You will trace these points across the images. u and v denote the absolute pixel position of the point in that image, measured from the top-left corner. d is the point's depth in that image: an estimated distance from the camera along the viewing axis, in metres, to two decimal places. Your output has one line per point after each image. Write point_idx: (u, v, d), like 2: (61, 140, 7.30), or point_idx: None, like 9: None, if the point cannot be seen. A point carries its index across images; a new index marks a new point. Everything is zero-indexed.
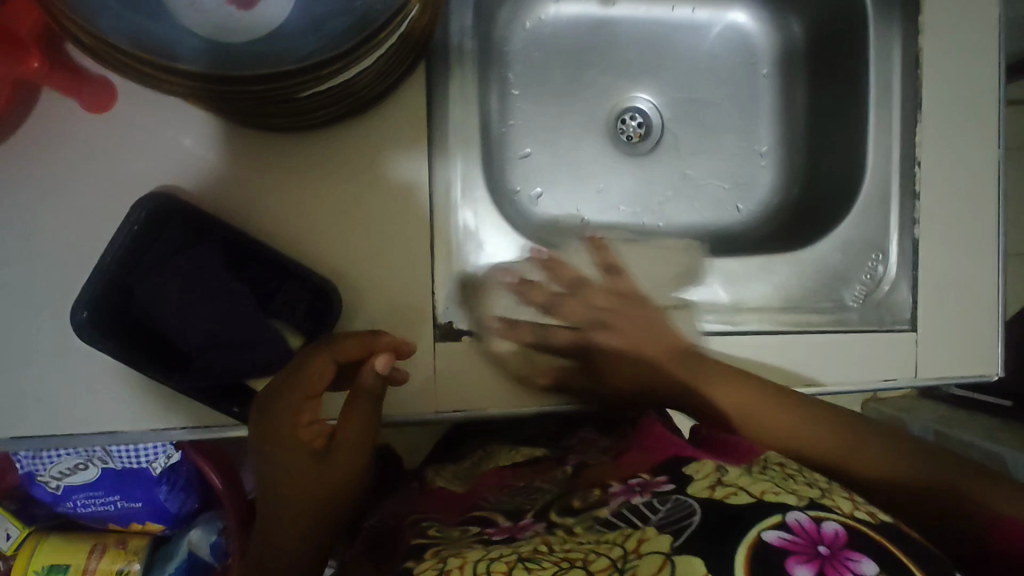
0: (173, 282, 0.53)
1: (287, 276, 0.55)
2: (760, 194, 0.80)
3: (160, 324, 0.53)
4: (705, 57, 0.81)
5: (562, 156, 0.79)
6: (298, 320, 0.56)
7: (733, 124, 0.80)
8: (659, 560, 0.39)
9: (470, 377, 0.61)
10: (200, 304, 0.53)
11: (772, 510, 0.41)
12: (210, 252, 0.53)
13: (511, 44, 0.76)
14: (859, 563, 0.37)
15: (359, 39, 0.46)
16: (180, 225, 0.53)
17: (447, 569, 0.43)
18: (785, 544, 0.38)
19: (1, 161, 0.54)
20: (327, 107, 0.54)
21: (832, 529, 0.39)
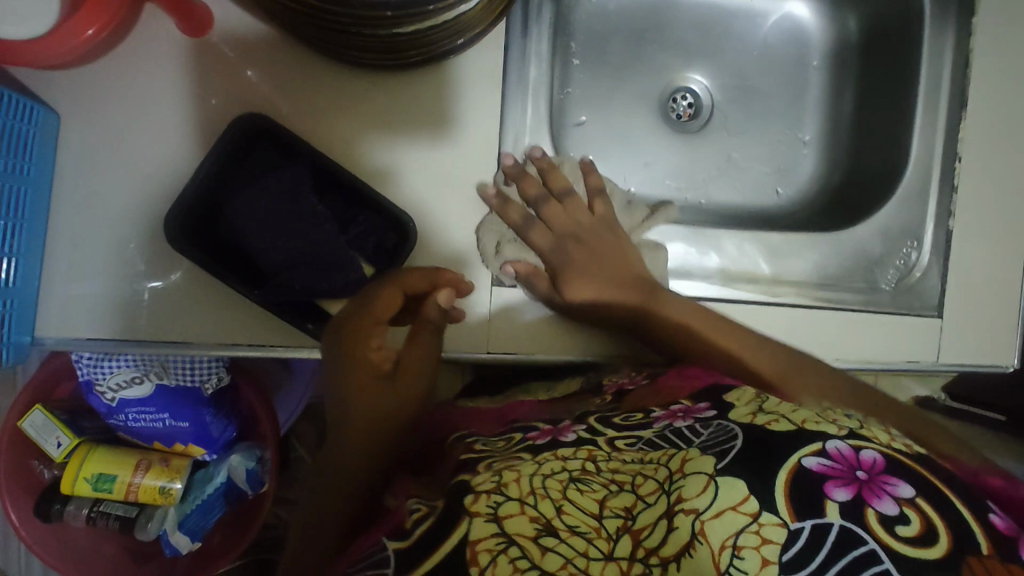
0: (262, 201, 0.58)
1: (364, 206, 0.60)
2: (801, 181, 0.83)
3: (247, 240, 0.58)
4: (758, 45, 0.84)
5: (614, 127, 0.82)
6: (369, 251, 0.61)
7: (781, 112, 0.84)
8: (704, 480, 0.42)
9: (523, 321, 0.63)
10: (285, 225, 0.58)
11: (815, 438, 0.44)
12: (299, 173, 0.59)
13: (576, 14, 0.78)
14: (895, 488, 0.40)
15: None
16: (271, 146, 0.59)
17: (504, 483, 0.45)
18: (825, 469, 0.41)
19: (103, 76, 0.57)
20: (423, 48, 0.56)
21: (871, 457, 0.42)
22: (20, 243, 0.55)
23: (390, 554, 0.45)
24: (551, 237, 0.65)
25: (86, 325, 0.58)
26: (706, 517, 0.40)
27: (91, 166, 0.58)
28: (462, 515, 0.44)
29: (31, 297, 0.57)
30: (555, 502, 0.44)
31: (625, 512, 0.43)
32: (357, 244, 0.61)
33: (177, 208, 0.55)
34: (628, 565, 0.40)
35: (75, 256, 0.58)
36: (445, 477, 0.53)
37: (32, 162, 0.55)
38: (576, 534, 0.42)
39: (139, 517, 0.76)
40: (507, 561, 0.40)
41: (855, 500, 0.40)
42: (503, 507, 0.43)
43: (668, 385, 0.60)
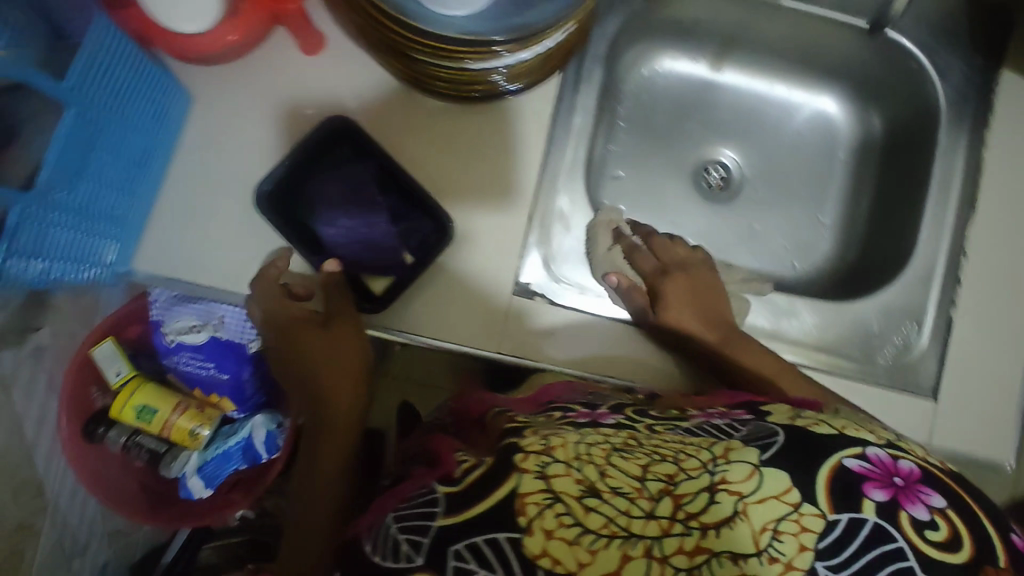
0: (334, 186, 0.72)
1: (414, 206, 0.71)
2: (817, 257, 0.89)
3: (315, 220, 0.72)
4: (790, 132, 0.93)
5: (648, 184, 0.91)
6: (412, 247, 0.71)
7: (805, 194, 0.91)
8: (749, 469, 0.44)
9: (536, 332, 0.70)
10: (350, 210, 0.72)
11: (854, 442, 0.46)
12: (369, 168, 0.72)
13: (627, 83, 0.89)
14: (928, 496, 0.43)
15: (531, 31, 0.57)
16: (349, 145, 0.71)
17: (551, 446, 0.49)
18: (866, 472, 0.44)
19: (231, 74, 0.71)
20: (484, 84, 0.68)
21: (908, 467, 0.44)
22: (142, 191, 0.68)
23: (440, 496, 0.49)
24: (655, 265, 0.76)
25: (177, 269, 0.70)
26: (750, 500, 0.43)
27: (206, 141, 0.71)
28: (513, 470, 0.47)
29: (138, 237, 0.69)
30: (599, 466, 0.47)
31: (668, 478, 0.46)
32: (403, 238, 0.71)
33: (268, 177, 0.68)
34: (669, 524, 0.44)
35: (177, 210, 0.70)
36: (493, 440, 0.56)
37: (166, 128, 0.68)
38: (619, 494, 0.45)
39: (166, 454, 0.86)
40: (553, 515, 0.44)
41: (891, 503, 0.43)
42: (551, 467, 0.47)
43: (713, 400, 0.60)
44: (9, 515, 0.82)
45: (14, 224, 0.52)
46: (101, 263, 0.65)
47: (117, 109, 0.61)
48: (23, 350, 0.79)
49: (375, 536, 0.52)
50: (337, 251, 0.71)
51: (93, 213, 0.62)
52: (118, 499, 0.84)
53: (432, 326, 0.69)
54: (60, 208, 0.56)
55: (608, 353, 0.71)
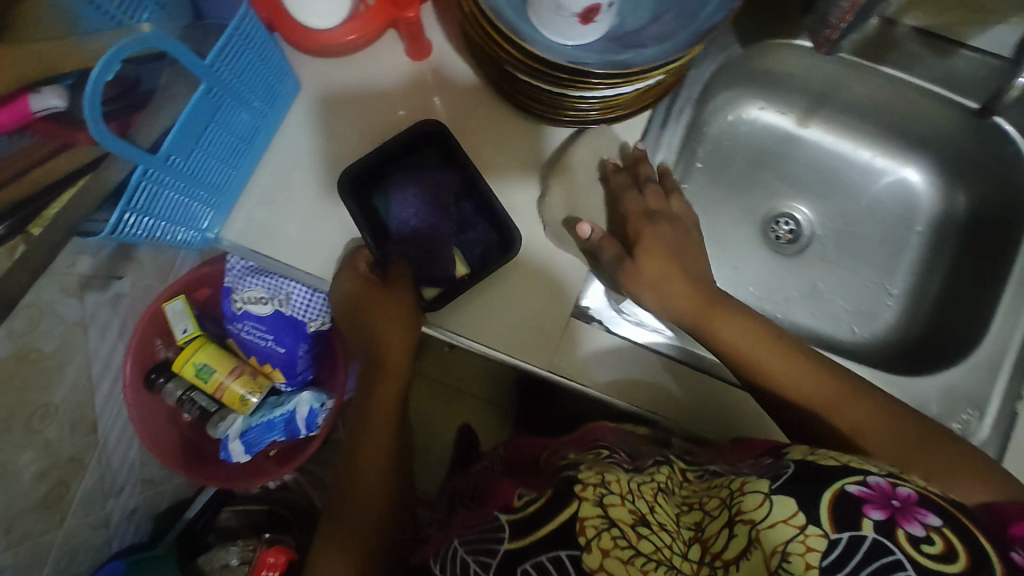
0: (412, 186, 0.75)
1: (485, 217, 0.74)
2: (879, 326, 0.87)
3: (387, 210, 0.75)
4: (868, 198, 0.92)
5: (716, 227, 0.92)
6: (474, 256, 0.75)
7: (874, 262, 0.90)
8: (761, 498, 0.49)
9: (588, 358, 0.72)
10: (426, 211, 0.75)
11: (856, 472, 0.50)
12: (451, 174, 0.74)
13: (711, 127, 0.90)
14: (924, 516, 0.47)
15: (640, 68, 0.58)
16: (438, 148, 0.75)
17: (607, 480, 0.55)
18: (863, 494, 0.48)
19: (339, 68, 0.75)
20: (579, 112, 0.71)
21: (906, 491, 0.48)
22: (244, 164, 0.72)
23: (505, 524, 0.55)
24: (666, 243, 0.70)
25: (260, 242, 0.74)
26: (762, 527, 0.47)
27: (305, 128, 0.75)
28: (573, 497, 0.53)
29: (233, 206, 0.73)
30: (648, 503, 0.54)
31: (697, 526, 0.53)
32: (467, 246, 0.75)
33: (351, 166, 0.71)
34: (697, 566, 0.49)
35: (268, 187, 0.74)
36: (547, 475, 0.62)
37: (275, 109, 0.72)
38: (662, 530, 0.51)
39: (215, 414, 0.91)
40: (609, 537, 0.49)
41: (888, 521, 0.46)
42: (607, 497, 0.52)
43: (739, 453, 0.65)
44: (64, 446, 0.88)
45: None
46: (196, 227, 0.70)
47: (238, 85, 0.65)
48: (104, 295, 0.86)
49: (442, 558, 0.59)
50: (400, 243, 0.75)
51: (199, 179, 0.66)
52: (163, 450, 0.89)
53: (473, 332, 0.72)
54: (174, 172, 0.61)
55: (655, 390, 0.72)
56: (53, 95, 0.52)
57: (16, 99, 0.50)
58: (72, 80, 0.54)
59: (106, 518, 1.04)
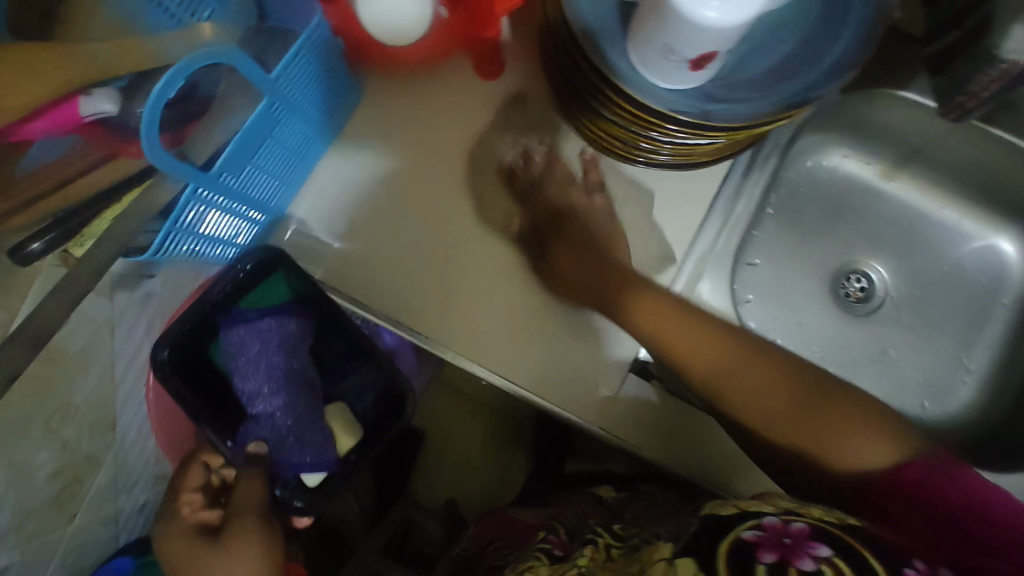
0: (254, 345, 0.77)
1: (365, 363, 0.84)
2: (953, 406, 0.82)
3: (231, 374, 0.78)
4: (952, 263, 0.85)
5: (783, 280, 0.85)
6: (365, 403, 0.85)
7: (950, 332, 0.84)
8: (661, 564, 0.45)
9: (644, 413, 0.66)
10: (277, 376, 0.79)
11: (752, 517, 0.47)
12: (304, 322, 0.78)
13: (788, 171, 0.84)
14: (815, 549, 0.43)
15: (727, 125, 0.52)
16: (284, 292, 0.75)
17: None
18: (757, 539, 0.44)
19: (405, 87, 0.71)
20: (657, 157, 0.65)
21: (799, 526, 0.45)
22: (292, 181, 0.68)
23: None
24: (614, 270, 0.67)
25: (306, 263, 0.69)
26: None
27: (365, 143, 0.71)
28: None
29: (275, 221, 0.71)
30: None
31: None
32: (355, 395, 0.85)
33: (166, 345, 0.72)
34: None
35: (320, 204, 0.70)
36: None
37: (327, 124, 0.67)
38: None
39: None
40: None
41: (781, 564, 0.42)
42: None
43: (676, 511, 0.62)
44: (81, 445, 0.84)
45: (185, 200, 0.53)
46: (233, 243, 0.66)
47: (299, 100, 0.60)
48: (133, 294, 0.82)
49: None
50: (260, 419, 0.79)
51: (249, 198, 0.61)
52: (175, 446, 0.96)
53: (459, 344, 0.68)
54: (224, 191, 0.56)
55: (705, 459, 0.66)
56: (104, 99, 0.48)
57: (67, 101, 0.47)
58: (125, 82, 0.50)
59: (115, 514, 0.99)
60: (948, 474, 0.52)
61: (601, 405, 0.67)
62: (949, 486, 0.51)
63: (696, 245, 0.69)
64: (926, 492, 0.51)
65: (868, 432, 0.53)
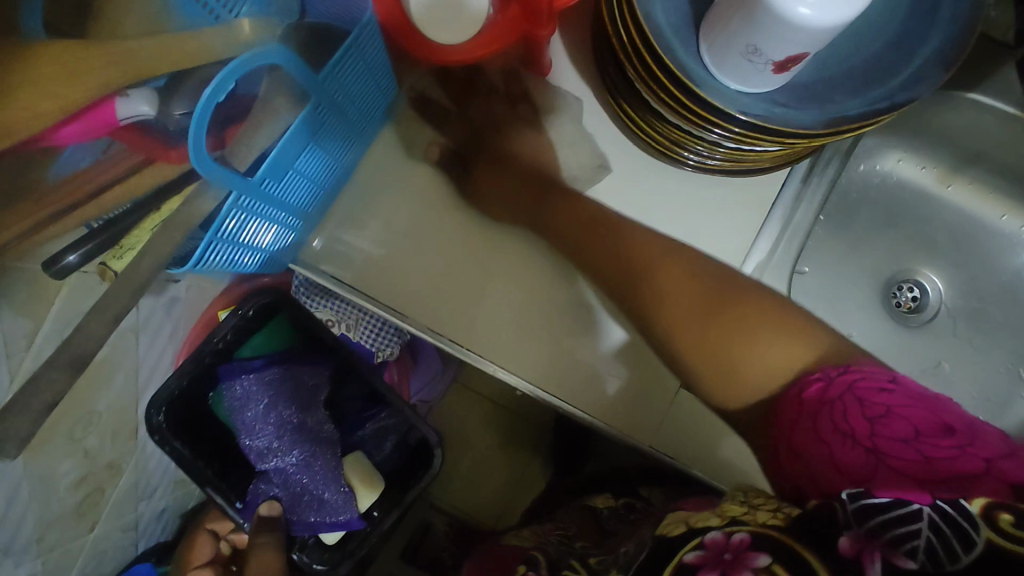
0: (260, 401, 0.80)
1: (383, 406, 0.88)
2: (1012, 424, 0.78)
3: (240, 429, 0.81)
4: (1013, 273, 0.81)
5: (832, 290, 0.82)
6: (384, 451, 0.89)
7: (1010, 346, 0.80)
8: None
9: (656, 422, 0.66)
10: (288, 428, 0.82)
11: (695, 534, 0.37)
12: (317, 369, 0.84)
13: (842, 176, 0.80)
14: (755, 561, 0.34)
15: (803, 134, 0.49)
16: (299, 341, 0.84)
17: None
18: (695, 566, 0.35)
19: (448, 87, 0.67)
20: (715, 163, 0.61)
21: (741, 538, 0.35)
22: (331, 184, 0.65)
23: None
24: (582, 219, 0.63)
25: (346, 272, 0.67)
26: None
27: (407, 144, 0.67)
28: None
29: (311, 227, 0.67)
30: None
31: None
32: (375, 441, 0.89)
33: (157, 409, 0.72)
34: None
35: (359, 210, 0.68)
36: None
37: (367, 124, 0.64)
38: None
39: None
40: None
41: None
42: None
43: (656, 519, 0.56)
44: (103, 453, 0.81)
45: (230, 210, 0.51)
46: (270, 251, 0.64)
47: (339, 102, 0.57)
48: (159, 299, 0.79)
49: None
50: (274, 475, 0.82)
51: (285, 205, 0.59)
52: None
53: (475, 344, 0.66)
54: (263, 197, 0.54)
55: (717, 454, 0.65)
56: (142, 100, 0.45)
57: (104, 103, 0.43)
58: (163, 81, 0.47)
59: (135, 521, 0.96)
60: (849, 382, 0.44)
61: (607, 404, 0.65)
62: (853, 397, 0.44)
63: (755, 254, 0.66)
64: (842, 414, 0.43)
65: (795, 347, 0.49)
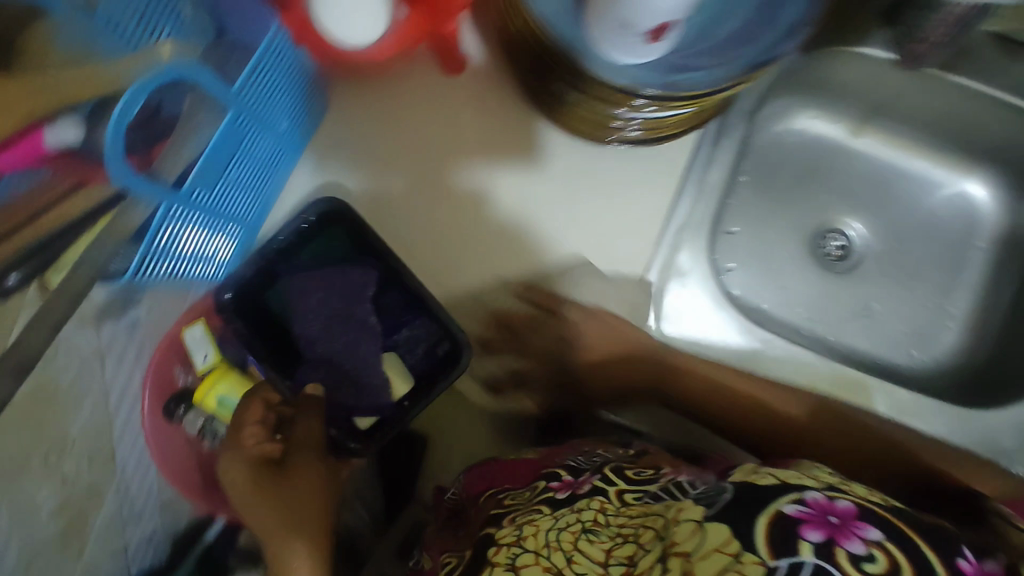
0: (319, 293, 0.73)
1: (422, 312, 0.72)
2: (938, 350, 0.83)
3: (288, 321, 0.74)
4: (927, 213, 0.86)
5: (763, 246, 0.86)
6: (418, 355, 0.74)
7: (932, 280, 0.86)
8: (693, 526, 0.44)
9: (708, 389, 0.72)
10: (336, 321, 0.74)
11: (794, 489, 0.44)
12: (366, 272, 0.72)
13: (759, 138, 0.85)
14: (864, 530, 0.41)
15: (686, 95, 0.53)
16: (347, 242, 0.71)
17: (523, 535, 0.50)
18: (801, 515, 0.42)
19: (369, 91, 0.71)
20: (620, 135, 0.67)
21: (846, 504, 0.42)
22: (269, 190, 0.69)
23: None
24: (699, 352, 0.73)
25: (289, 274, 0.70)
26: (695, 558, 0.42)
27: (337, 145, 0.71)
28: (486, 563, 0.50)
29: (253, 235, 0.71)
30: (567, 553, 0.47)
31: (629, 561, 0.46)
32: (407, 347, 0.74)
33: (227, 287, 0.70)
34: None
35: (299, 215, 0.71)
36: (469, 532, 0.61)
37: (298, 131, 0.68)
38: None
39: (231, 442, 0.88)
40: None
41: (826, 542, 0.40)
42: (520, 558, 0.49)
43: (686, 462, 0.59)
44: None
45: (161, 219, 0.55)
46: (216, 259, 0.67)
47: (264, 112, 0.61)
48: None
49: None
50: (319, 363, 0.74)
51: (221, 214, 0.62)
52: None
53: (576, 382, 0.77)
54: (195, 207, 0.57)
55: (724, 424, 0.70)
56: (69, 126, 0.47)
57: (30, 134, 0.45)
58: (93, 105, 0.49)
59: None
60: None
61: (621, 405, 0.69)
62: None
63: (674, 214, 0.71)
64: None
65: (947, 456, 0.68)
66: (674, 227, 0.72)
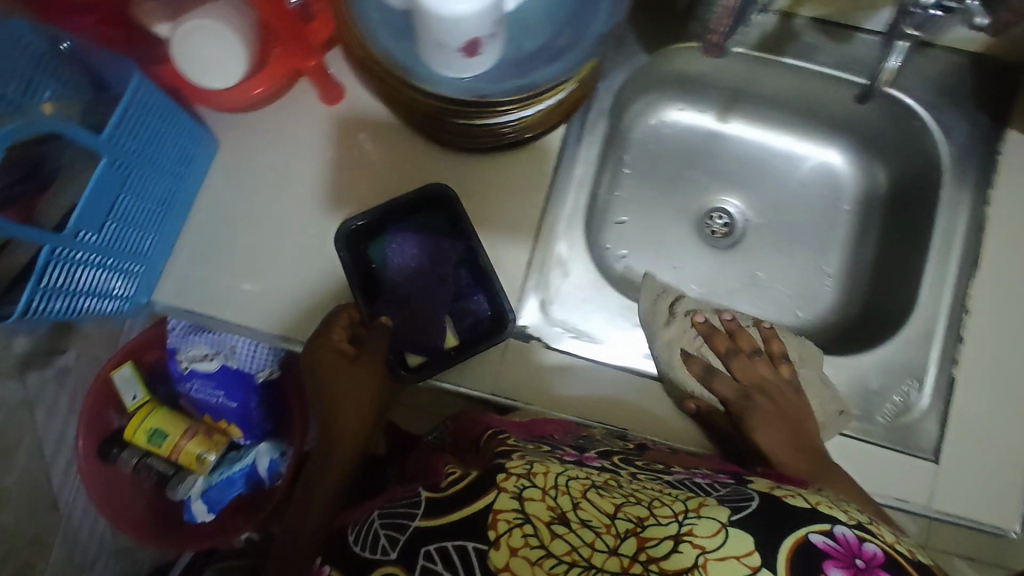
0: (413, 250, 0.77)
1: (486, 286, 0.75)
2: (820, 307, 0.90)
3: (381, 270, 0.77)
4: (795, 183, 0.94)
5: (652, 230, 0.93)
6: (464, 324, 0.76)
7: (809, 244, 0.92)
8: (715, 527, 0.46)
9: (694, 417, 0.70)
10: (421, 275, 0.77)
11: (824, 518, 0.47)
12: (455, 246, 0.76)
13: (633, 133, 0.92)
14: None
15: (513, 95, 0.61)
16: (445, 221, 0.77)
17: (534, 471, 0.52)
18: (828, 548, 0.45)
19: (255, 126, 0.77)
20: (480, 139, 0.74)
21: (872, 549, 0.45)
22: (167, 227, 0.73)
23: (423, 500, 0.54)
24: (736, 388, 0.75)
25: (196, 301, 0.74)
26: (711, 556, 0.45)
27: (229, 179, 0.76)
28: (493, 485, 0.50)
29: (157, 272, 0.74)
30: (574, 499, 0.50)
31: (637, 520, 0.48)
32: (460, 314, 0.76)
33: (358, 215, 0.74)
34: (629, 563, 0.46)
35: (201, 248, 0.75)
36: (484, 459, 0.62)
37: (190, 170, 0.74)
38: (587, 527, 0.48)
39: (173, 476, 0.80)
40: (520, 536, 0.47)
41: None
42: (527, 491, 0.50)
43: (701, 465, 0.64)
44: None
45: None
46: (122, 297, 0.70)
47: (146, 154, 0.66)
48: None
49: (359, 527, 0.57)
50: (397, 302, 0.76)
51: (122, 252, 0.67)
52: None
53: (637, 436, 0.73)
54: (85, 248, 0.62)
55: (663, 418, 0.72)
56: None
57: None
58: None
59: None
60: None
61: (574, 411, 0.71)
62: None
63: (548, 207, 0.77)
64: None
65: None
66: (548, 219, 0.77)
